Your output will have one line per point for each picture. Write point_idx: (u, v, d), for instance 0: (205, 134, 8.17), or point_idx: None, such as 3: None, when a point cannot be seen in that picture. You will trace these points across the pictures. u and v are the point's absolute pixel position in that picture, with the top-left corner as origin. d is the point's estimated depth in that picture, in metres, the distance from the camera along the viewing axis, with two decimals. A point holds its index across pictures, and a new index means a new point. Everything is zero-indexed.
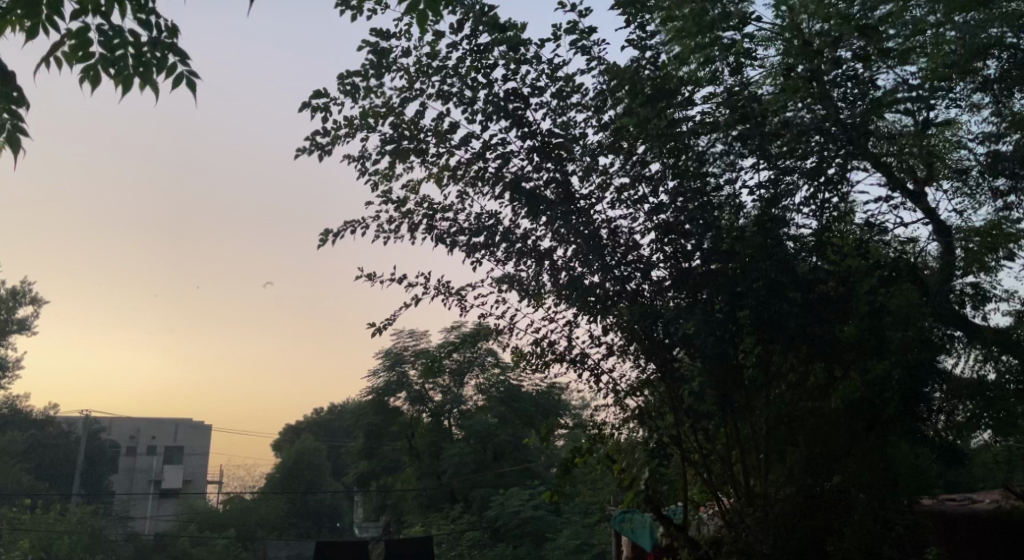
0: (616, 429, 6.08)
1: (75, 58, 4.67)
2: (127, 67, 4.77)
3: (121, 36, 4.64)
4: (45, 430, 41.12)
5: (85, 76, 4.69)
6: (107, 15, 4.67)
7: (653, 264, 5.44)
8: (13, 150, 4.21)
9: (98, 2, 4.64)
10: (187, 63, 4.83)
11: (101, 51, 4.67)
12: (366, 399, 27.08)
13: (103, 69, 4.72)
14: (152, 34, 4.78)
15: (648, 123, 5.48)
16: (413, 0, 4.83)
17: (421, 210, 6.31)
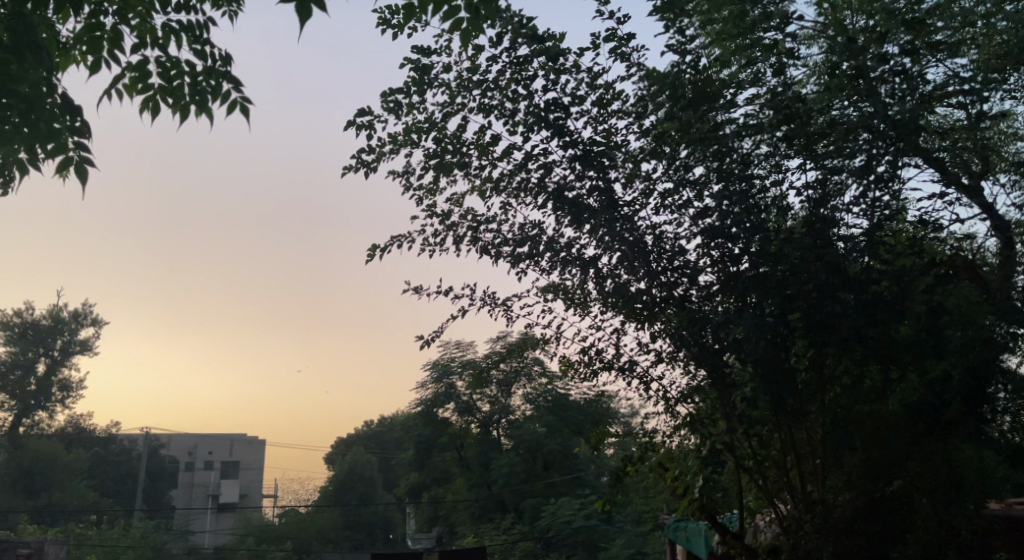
0: (667, 437, 6.01)
1: (136, 89, 4.93)
2: (184, 96, 5.02)
3: (178, 66, 4.92)
4: (108, 448, 42.26)
5: (145, 106, 4.96)
6: (164, 47, 4.96)
7: (700, 269, 5.39)
8: (82, 180, 4.35)
9: (156, 34, 4.91)
10: (241, 90, 5.09)
11: (160, 82, 4.93)
12: (415, 411, 27.26)
13: (162, 99, 4.99)
14: (207, 65, 5.09)
15: (691, 127, 5.45)
16: (457, 18, 4.89)
17: (466, 223, 6.36)
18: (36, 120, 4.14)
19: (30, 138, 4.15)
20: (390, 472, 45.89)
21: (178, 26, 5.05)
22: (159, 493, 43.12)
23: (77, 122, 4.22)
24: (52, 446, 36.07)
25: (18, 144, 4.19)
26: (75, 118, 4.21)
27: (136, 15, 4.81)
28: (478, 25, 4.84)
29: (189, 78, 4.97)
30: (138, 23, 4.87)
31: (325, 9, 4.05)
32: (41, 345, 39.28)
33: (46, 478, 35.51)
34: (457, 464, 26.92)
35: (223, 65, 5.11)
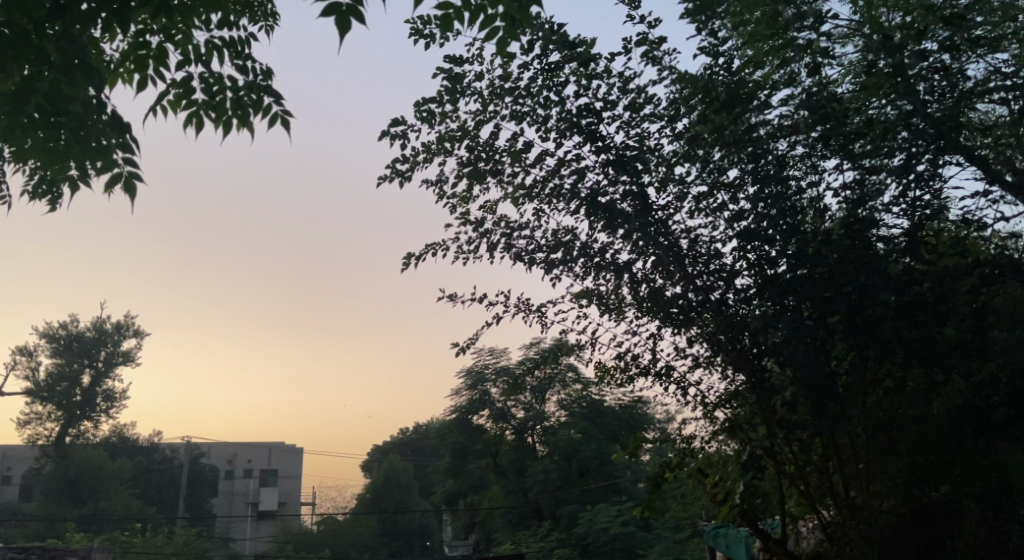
0: (706, 443, 5.95)
1: (180, 105, 4.99)
2: (226, 111, 5.07)
3: (220, 81, 4.98)
4: (150, 457, 42.93)
5: (189, 122, 5.02)
6: (206, 64, 5.03)
7: (737, 273, 5.33)
8: (131, 196, 4.37)
9: (199, 51, 5.01)
10: (281, 103, 5.15)
11: (204, 97, 4.99)
12: (449, 418, 27.33)
13: (205, 114, 5.05)
14: (249, 80, 5.18)
15: (725, 129, 5.39)
16: (494, 26, 4.91)
17: (499, 230, 6.37)
18: (86, 138, 4.17)
19: (80, 155, 4.22)
20: (426, 478, 46.02)
21: (220, 42, 5.13)
22: (200, 501, 43.72)
23: (126, 138, 4.11)
24: (96, 455, 36.73)
25: (70, 159, 4.27)
26: (125, 134, 4.11)
27: (180, 32, 4.88)
28: (515, 34, 4.83)
29: (231, 93, 5.03)
30: (181, 39, 4.94)
31: (365, 22, 4.08)
32: (84, 356, 40.12)
33: (91, 487, 36.19)
34: (492, 471, 26.93)
35: (264, 80, 5.26)
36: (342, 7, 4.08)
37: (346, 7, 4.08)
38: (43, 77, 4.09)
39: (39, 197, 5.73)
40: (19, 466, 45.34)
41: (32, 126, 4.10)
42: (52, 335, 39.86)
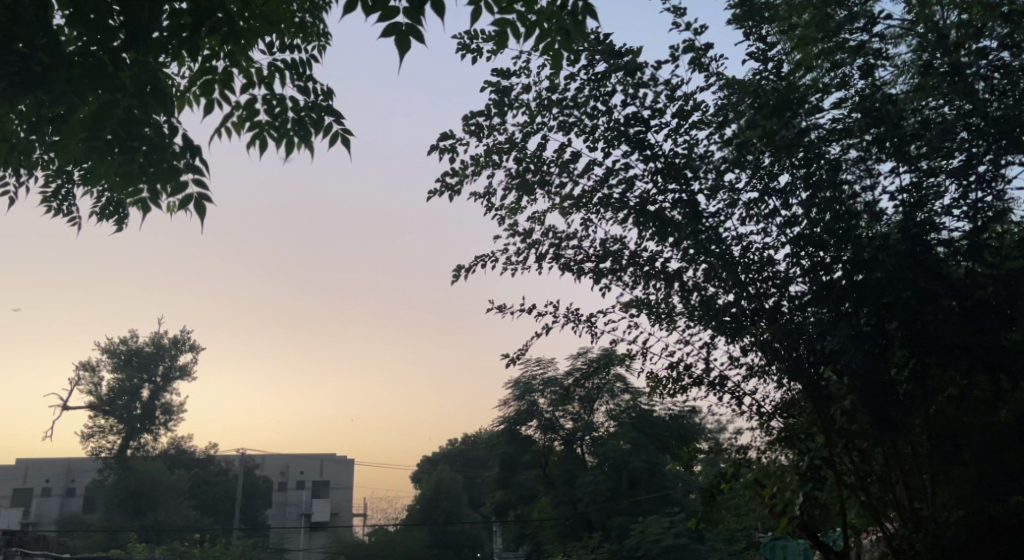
0: (762, 453, 5.86)
1: (244, 126, 5.11)
2: (288, 131, 5.18)
3: (283, 102, 5.12)
4: (207, 469, 43.78)
5: (252, 142, 5.13)
6: (270, 86, 5.18)
7: (791, 279, 5.25)
8: (203, 217, 4.41)
9: (262, 74, 5.16)
10: (342, 122, 5.32)
11: (267, 118, 5.11)
12: (499, 429, 27.36)
13: (268, 134, 5.16)
14: (310, 101, 5.32)
15: (775, 135, 5.32)
16: (551, 39, 4.95)
17: (547, 240, 6.38)
18: (159, 160, 4.16)
19: (153, 177, 4.17)
20: (477, 489, 46.03)
21: (283, 64, 5.26)
22: (254, 513, 44.41)
23: (196, 160, 4.20)
24: (155, 467, 37.62)
25: (142, 182, 4.21)
26: (194, 157, 4.20)
27: (245, 57, 5.02)
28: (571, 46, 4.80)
29: (294, 114, 5.17)
30: (246, 64, 5.06)
31: (423, 42, 4.15)
32: (143, 371, 41.17)
33: (150, 498, 37.07)
34: (542, 482, 26.86)
35: (326, 100, 5.42)
36: (402, 27, 4.15)
37: (406, 28, 4.15)
38: (119, 103, 4.18)
39: (107, 217, 6.00)
40: (83, 479, 46.56)
41: (107, 150, 4.13)
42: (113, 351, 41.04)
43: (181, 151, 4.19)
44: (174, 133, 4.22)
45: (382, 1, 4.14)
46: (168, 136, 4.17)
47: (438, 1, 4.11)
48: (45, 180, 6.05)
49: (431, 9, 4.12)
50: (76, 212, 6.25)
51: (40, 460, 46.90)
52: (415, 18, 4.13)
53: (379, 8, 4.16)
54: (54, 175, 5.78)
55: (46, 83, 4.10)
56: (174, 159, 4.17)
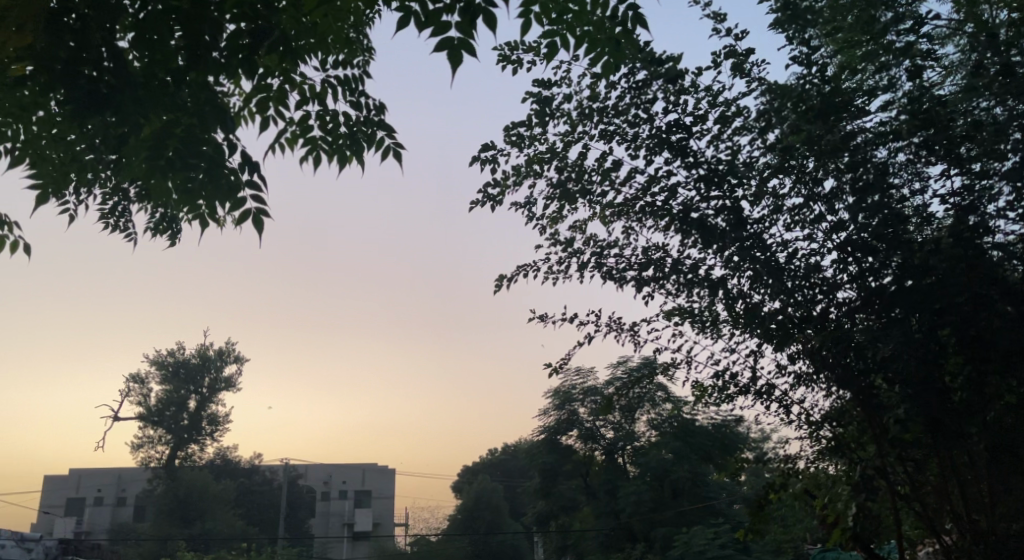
0: (811, 462, 5.78)
1: (299, 142, 5.25)
2: (341, 145, 5.29)
3: (335, 116, 5.22)
4: (253, 479, 44.36)
5: (307, 157, 5.25)
6: (319, 100, 5.27)
7: (838, 285, 5.17)
8: (261, 231, 4.49)
9: (313, 88, 5.25)
10: (393, 136, 5.50)
11: (321, 134, 5.23)
12: (540, 439, 27.31)
13: (321, 149, 5.27)
14: (362, 116, 5.40)
15: (820, 140, 5.25)
16: (599, 53, 4.90)
17: (590, 249, 6.39)
18: (218, 177, 4.38)
19: (213, 193, 4.40)
20: (518, 499, 45.92)
21: (335, 80, 5.35)
22: (298, 522, 44.86)
23: (254, 175, 4.42)
24: (202, 476, 38.24)
25: (201, 197, 4.42)
26: (252, 172, 4.43)
27: (298, 75, 5.12)
28: (622, 56, 4.76)
29: (346, 128, 5.28)
30: (298, 80, 5.16)
31: (475, 55, 4.18)
32: (190, 383, 41.96)
33: (197, 508, 37.64)
34: (583, 492, 26.75)
35: (378, 115, 5.47)
36: (454, 42, 4.19)
37: (458, 42, 4.18)
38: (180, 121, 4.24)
39: (160, 231, 6.16)
40: (133, 489, 47.43)
41: (169, 167, 4.30)
42: (161, 363, 41.92)
43: (238, 166, 4.39)
44: (232, 149, 4.35)
45: (434, 16, 4.18)
46: (227, 153, 4.32)
47: (489, 15, 4.15)
48: (101, 197, 6.22)
49: (482, 24, 4.15)
50: (132, 227, 6.40)
51: (91, 471, 47.92)
52: (467, 32, 4.17)
53: (431, 23, 4.20)
54: (110, 191, 5.92)
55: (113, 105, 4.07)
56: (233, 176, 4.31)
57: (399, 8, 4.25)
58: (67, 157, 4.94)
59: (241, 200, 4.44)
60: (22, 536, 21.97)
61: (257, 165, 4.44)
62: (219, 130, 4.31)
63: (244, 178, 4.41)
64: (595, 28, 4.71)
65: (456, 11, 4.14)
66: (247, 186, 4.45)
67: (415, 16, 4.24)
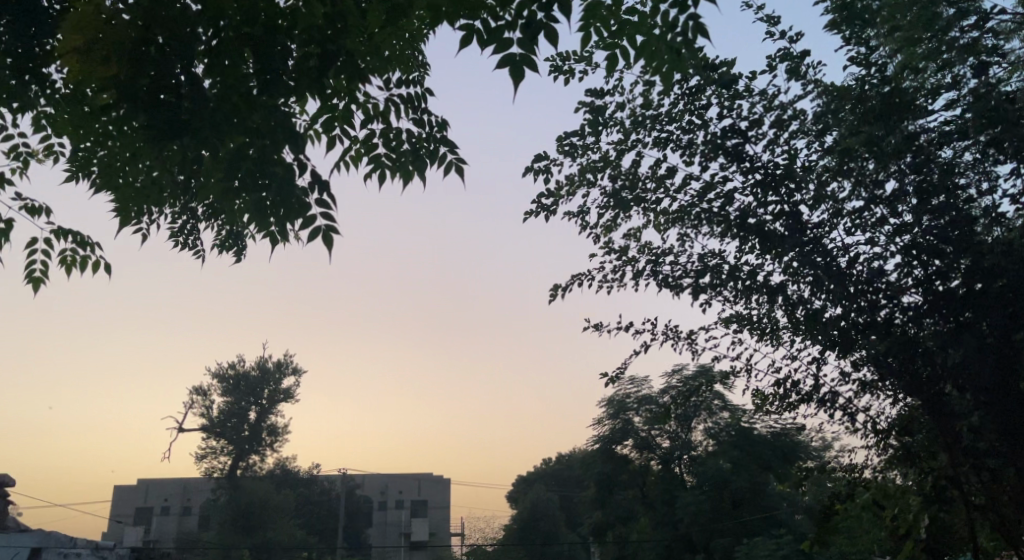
0: (879, 472, 5.65)
1: (363, 160, 5.34)
2: (406, 161, 5.37)
3: (399, 133, 5.30)
4: (311, 488, 44.97)
5: (372, 174, 5.34)
6: (382, 117, 5.35)
7: (903, 289, 5.04)
8: (329, 248, 4.56)
9: (376, 106, 5.34)
10: (455, 152, 5.57)
11: (386, 152, 5.31)
12: (595, 448, 27.16)
13: (386, 166, 5.36)
14: (425, 133, 5.46)
15: (882, 141, 5.15)
16: (660, 64, 4.81)
17: (644, 256, 6.47)
18: (287, 198, 4.32)
19: (282, 214, 4.36)
20: (573, 509, 45.65)
21: (399, 99, 5.43)
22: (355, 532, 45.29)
23: (323, 193, 4.50)
24: (263, 486, 38.93)
25: (273, 215, 4.43)
26: (321, 192, 4.50)
27: (361, 93, 5.22)
28: (681, 65, 4.73)
29: (410, 145, 5.35)
30: (362, 100, 5.26)
31: (537, 70, 4.19)
32: (251, 395, 42.88)
33: (259, 517, 38.29)
34: (640, 502, 26.50)
35: (440, 131, 5.54)
36: (516, 58, 4.20)
37: (520, 58, 4.20)
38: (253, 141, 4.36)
39: (229, 248, 6.44)
40: (197, 498, 48.57)
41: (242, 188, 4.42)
42: (223, 375, 42.92)
43: (308, 186, 4.47)
44: (303, 169, 4.43)
45: (496, 33, 4.21)
46: (297, 173, 4.40)
47: (551, 29, 4.15)
48: (171, 216, 6.45)
49: (544, 39, 4.16)
50: (200, 244, 6.60)
51: (157, 480, 49.20)
52: (529, 48, 4.18)
53: (493, 41, 4.22)
54: (178, 211, 6.12)
55: (191, 130, 4.22)
56: (303, 194, 4.40)
57: (461, 27, 4.29)
58: (143, 179, 5.14)
59: (311, 217, 4.52)
60: (96, 544, 22.66)
61: (326, 184, 4.51)
62: (289, 150, 4.39)
63: (313, 197, 4.48)
64: (654, 41, 4.70)
65: (518, 27, 4.16)
66: (316, 203, 4.52)
67: (478, 33, 4.27)
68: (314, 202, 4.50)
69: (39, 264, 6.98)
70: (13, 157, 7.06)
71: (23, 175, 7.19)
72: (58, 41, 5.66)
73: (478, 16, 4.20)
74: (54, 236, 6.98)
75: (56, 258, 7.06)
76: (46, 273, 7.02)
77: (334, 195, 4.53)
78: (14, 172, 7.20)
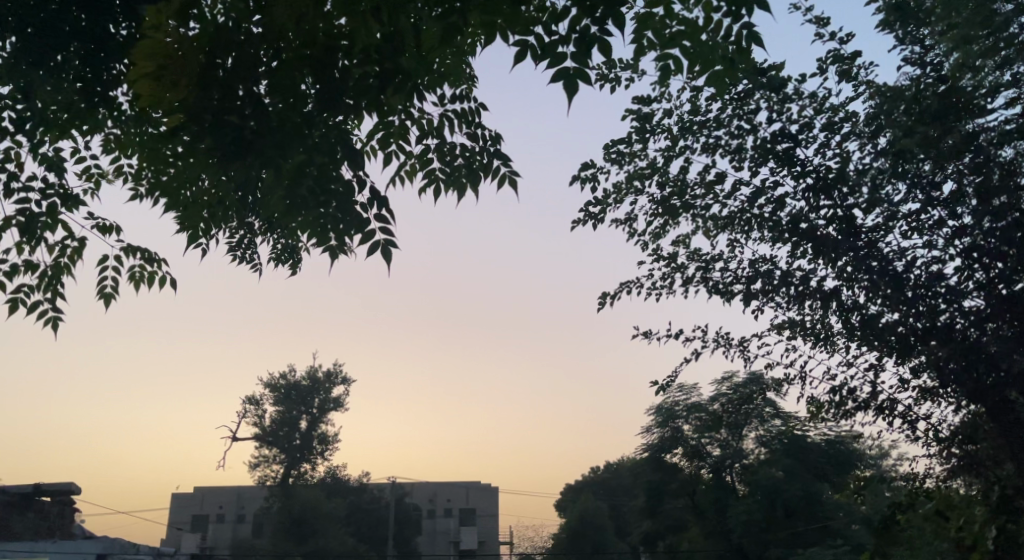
0: (942, 481, 5.53)
1: (418, 175, 5.41)
2: (461, 176, 5.43)
3: (454, 148, 5.35)
4: (362, 497, 45.36)
5: (427, 188, 5.40)
6: (436, 132, 5.41)
7: (964, 294, 4.94)
8: (388, 263, 4.62)
9: (431, 122, 5.41)
10: (508, 164, 5.61)
11: (440, 166, 5.38)
12: (644, 457, 26.95)
13: (440, 180, 5.42)
14: (478, 146, 5.50)
15: (940, 143, 5.05)
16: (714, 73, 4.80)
17: (694, 264, 6.43)
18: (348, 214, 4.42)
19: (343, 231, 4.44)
20: (623, 518, 45.28)
21: (453, 114, 5.49)
22: (405, 540, 45.52)
23: (382, 209, 4.56)
24: (315, 494, 39.39)
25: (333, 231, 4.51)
26: (379, 207, 4.57)
27: (415, 109, 5.29)
28: (734, 74, 4.71)
29: (464, 160, 5.40)
30: (417, 115, 5.33)
31: (591, 83, 4.20)
32: (302, 404, 43.57)
33: (312, 525, 38.70)
34: (691, 512, 26.18)
35: (494, 145, 5.58)
36: (569, 72, 4.22)
37: (574, 71, 4.21)
38: (313, 160, 4.46)
39: (284, 262, 6.61)
40: (252, 506, 49.26)
41: (303, 205, 4.51)
42: (275, 385, 43.62)
43: (367, 202, 4.55)
44: (361, 185, 4.51)
45: (550, 48, 4.23)
46: (356, 189, 4.48)
47: (605, 43, 4.16)
48: (230, 231, 6.60)
49: (598, 52, 4.17)
50: (257, 257, 6.75)
51: (212, 488, 50.11)
52: (583, 61, 4.19)
53: (547, 56, 4.25)
54: (237, 226, 6.26)
55: (255, 150, 4.34)
56: (362, 210, 4.48)
57: (515, 43, 4.32)
58: (203, 196, 5.28)
59: (370, 232, 4.59)
60: (157, 551, 23.19)
61: (384, 200, 4.58)
62: (348, 168, 4.48)
63: (371, 213, 4.56)
64: (705, 52, 4.64)
65: (571, 42, 4.18)
66: (375, 219, 4.60)
67: (531, 49, 4.30)
68: (373, 217, 4.58)
69: (107, 281, 7.16)
70: (85, 178, 7.27)
71: (95, 195, 7.40)
72: (125, 65, 5.85)
73: (532, 32, 4.22)
74: (122, 253, 7.18)
75: (124, 274, 7.27)
76: (114, 289, 7.22)
77: (391, 210, 4.60)
78: (87, 192, 7.42)
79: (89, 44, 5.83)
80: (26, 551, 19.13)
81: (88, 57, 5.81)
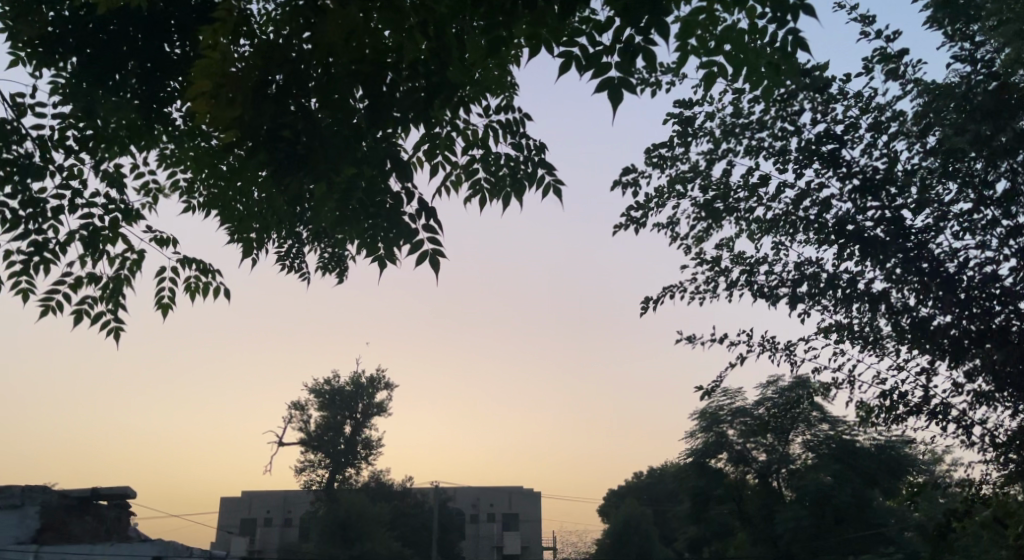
0: (997, 487, 5.42)
1: (463, 184, 5.47)
2: (505, 184, 5.48)
3: (499, 157, 5.41)
4: (406, 501, 45.62)
5: (472, 197, 5.46)
6: (481, 142, 5.47)
7: (1020, 295, 4.84)
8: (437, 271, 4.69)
9: (476, 131, 5.47)
10: (551, 171, 5.64)
11: (485, 175, 5.43)
12: (689, 462, 26.70)
13: (485, 189, 5.47)
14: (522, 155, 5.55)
15: (991, 143, 4.96)
16: (758, 77, 4.78)
17: (739, 267, 6.38)
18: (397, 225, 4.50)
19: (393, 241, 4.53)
20: (667, 524, 44.92)
21: (498, 124, 5.54)
22: (448, 545, 45.65)
23: (430, 219, 4.63)
24: (361, 498, 39.68)
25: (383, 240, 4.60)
26: (427, 217, 4.64)
27: (460, 119, 5.35)
28: (780, 79, 4.68)
29: (508, 168, 5.45)
30: (462, 125, 5.39)
31: (636, 92, 4.21)
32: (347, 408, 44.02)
33: (359, 528, 38.97)
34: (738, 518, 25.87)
35: (538, 153, 5.62)
36: (614, 81, 4.23)
37: (618, 81, 4.22)
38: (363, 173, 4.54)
39: (333, 270, 6.71)
40: (298, 510, 49.77)
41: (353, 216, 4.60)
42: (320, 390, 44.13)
43: (415, 212, 4.62)
44: (409, 196, 4.59)
45: (595, 58, 4.25)
46: (405, 200, 4.56)
47: (649, 51, 4.16)
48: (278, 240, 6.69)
49: (642, 60, 4.17)
50: (306, 266, 6.88)
51: (260, 493, 50.79)
52: (627, 70, 4.20)
53: (591, 65, 4.27)
54: (287, 236, 6.39)
55: (306, 162, 4.44)
56: (410, 221, 4.56)
57: (560, 53, 4.34)
58: (255, 208, 5.40)
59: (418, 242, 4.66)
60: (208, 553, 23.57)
61: (431, 209, 4.65)
62: (396, 179, 4.56)
63: (419, 222, 4.63)
64: (749, 57, 4.60)
65: (615, 51, 4.19)
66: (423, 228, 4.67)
67: (576, 59, 4.32)
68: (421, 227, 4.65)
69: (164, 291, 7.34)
70: (144, 192, 7.49)
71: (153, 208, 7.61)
72: (179, 82, 6.02)
73: (576, 42, 4.24)
74: (178, 264, 7.37)
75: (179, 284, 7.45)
76: (171, 299, 7.41)
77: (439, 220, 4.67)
78: (145, 206, 7.64)
79: (144, 62, 6.00)
80: (81, 553, 19.51)
81: (144, 75, 5.99)
